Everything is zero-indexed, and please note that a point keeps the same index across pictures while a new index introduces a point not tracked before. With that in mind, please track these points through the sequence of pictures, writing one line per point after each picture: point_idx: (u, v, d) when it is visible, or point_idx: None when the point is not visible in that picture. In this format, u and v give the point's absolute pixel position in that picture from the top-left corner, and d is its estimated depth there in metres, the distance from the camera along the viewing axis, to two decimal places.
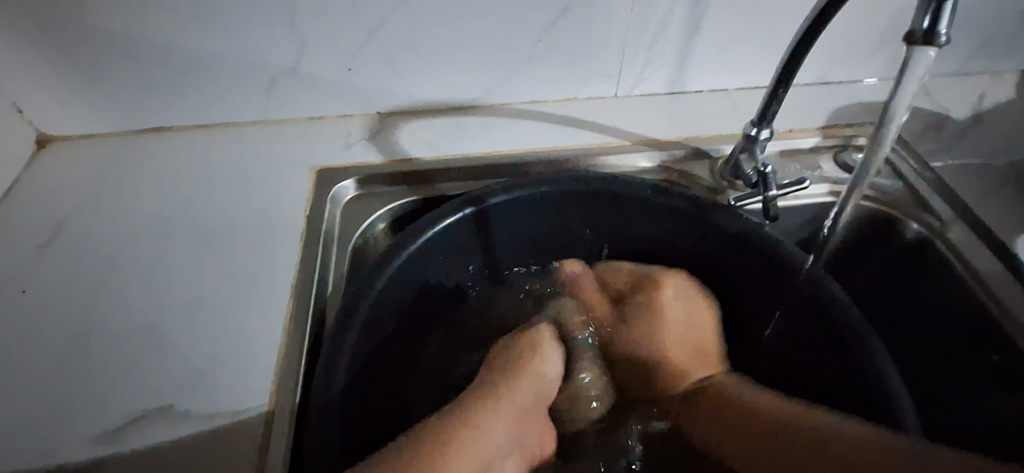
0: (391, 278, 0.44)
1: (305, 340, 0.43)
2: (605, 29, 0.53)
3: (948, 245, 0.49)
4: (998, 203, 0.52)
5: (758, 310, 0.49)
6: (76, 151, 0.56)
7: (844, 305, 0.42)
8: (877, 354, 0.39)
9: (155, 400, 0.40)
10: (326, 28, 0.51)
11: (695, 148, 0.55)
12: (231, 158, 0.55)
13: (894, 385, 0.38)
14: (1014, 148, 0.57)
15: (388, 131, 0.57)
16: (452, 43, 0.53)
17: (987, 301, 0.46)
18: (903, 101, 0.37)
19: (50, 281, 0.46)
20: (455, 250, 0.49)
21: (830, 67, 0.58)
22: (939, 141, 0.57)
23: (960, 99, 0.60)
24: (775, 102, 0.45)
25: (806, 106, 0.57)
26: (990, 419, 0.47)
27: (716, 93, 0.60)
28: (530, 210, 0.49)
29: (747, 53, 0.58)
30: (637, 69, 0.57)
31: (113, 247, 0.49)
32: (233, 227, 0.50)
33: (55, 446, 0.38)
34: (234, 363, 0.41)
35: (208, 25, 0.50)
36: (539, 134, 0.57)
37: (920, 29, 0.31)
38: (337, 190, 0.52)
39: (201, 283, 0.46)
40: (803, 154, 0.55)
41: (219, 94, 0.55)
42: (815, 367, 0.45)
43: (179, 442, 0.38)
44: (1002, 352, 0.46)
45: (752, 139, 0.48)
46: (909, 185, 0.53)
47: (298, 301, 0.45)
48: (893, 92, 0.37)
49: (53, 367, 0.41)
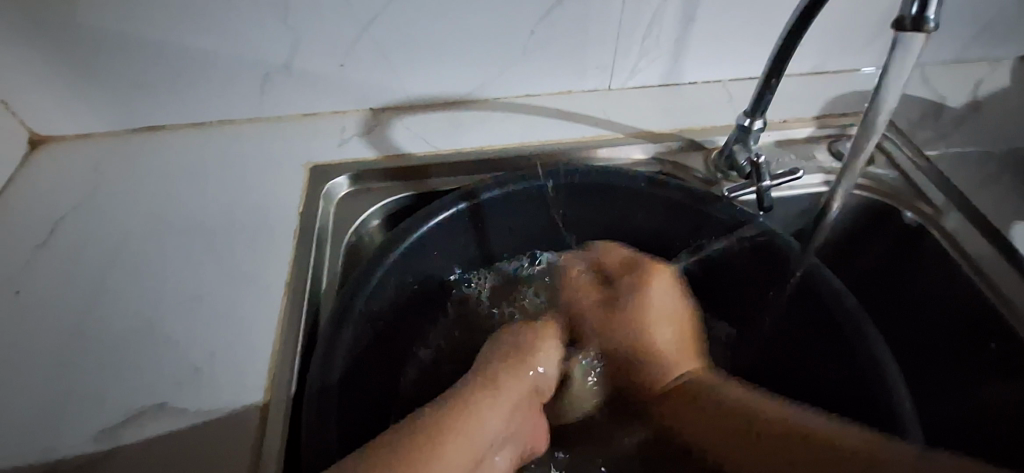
0: (388, 271, 0.44)
1: (299, 336, 0.43)
2: (597, 22, 0.53)
3: (944, 232, 0.49)
4: (996, 192, 0.52)
5: (756, 296, 0.48)
6: (70, 150, 0.56)
7: (840, 293, 0.42)
8: (875, 344, 0.39)
9: (151, 399, 0.40)
10: (320, 25, 0.51)
11: (690, 139, 0.55)
12: (226, 155, 0.55)
13: (895, 383, 0.38)
14: (1014, 135, 0.56)
15: (382, 126, 0.57)
16: (446, 38, 0.53)
17: (983, 288, 0.46)
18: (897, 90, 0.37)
19: (45, 283, 0.46)
20: (450, 243, 0.49)
21: (825, 56, 0.58)
22: (936, 129, 0.56)
23: (955, 87, 0.60)
24: (769, 92, 0.44)
25: (801, 97, 0.57)
26: (988, 406, 0.46)
27: (710, 84, 0.60)
28: (525, 204, 0.49)
29: (741, 44, 0.57)
30: (630, 61, 0.57)
31: (107, 247, 0.49)
32: (229, 224, 0.50)
33: (54, 444, 0.38)
34: (230, 361, 0.41)
35: (196, 19, 0.49)
36: (532, 127, 0.56)
37: (910, 14, 0.31)
38: (333, 187, 0.52)
39: (196, 281, 0.46)
40: (799, 145, 0.55)
41: (210, 90, 0.55)
42: (812, 353, 0.44)
43: (175, 439, 0.38)
44: (998, 337, 0.45)
45: (746, 130, 0.48)
46: (904, 174, 0.53)
47: (294, 299, 0.45)
48: (879, 91, 0.37)
49: (50, 366, 0.42)
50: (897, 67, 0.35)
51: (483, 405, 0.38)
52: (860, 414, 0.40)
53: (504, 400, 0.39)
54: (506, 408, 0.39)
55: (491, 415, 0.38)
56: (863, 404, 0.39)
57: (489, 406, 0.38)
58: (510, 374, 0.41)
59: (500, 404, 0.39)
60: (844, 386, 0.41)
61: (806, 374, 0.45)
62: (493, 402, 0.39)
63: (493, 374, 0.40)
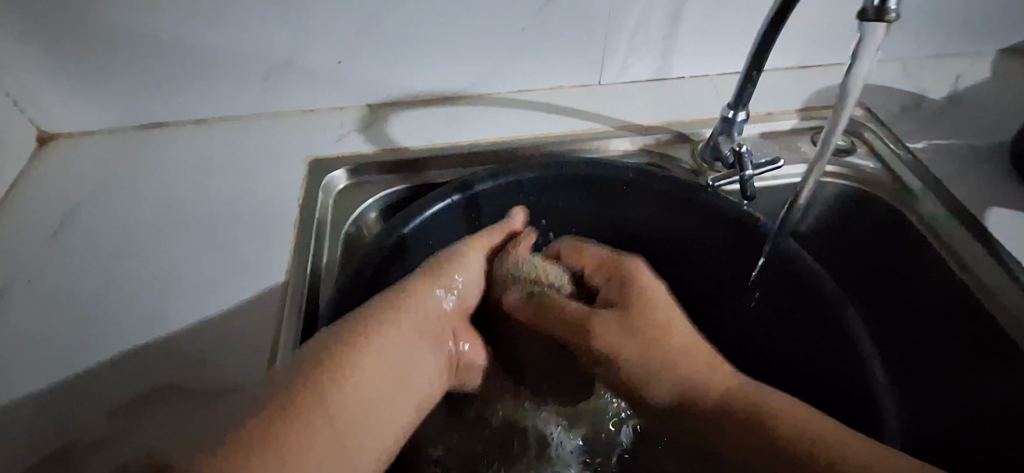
0: (385, 260, 0.46)
1: (300, 323, 0.44)
2: (587, 20, 0.55)
3: (922, 220, 0.51)
4: (976, 180, 0.53)
5: (738, 279, 0.49)
6: (77, 146, 0.58)
7: (818, 275, 0.43)
8: (853, 326, 0.41)
9: (159, 380, 0.41)
10: (319, 23, 0.53)
11: (677, 132, 0.57)
12: (228, 150, 0.57)
13: (871, 360, 0.40)
14: (994, 125, 0.58)
15: (379, 121, 0.59)
16: (441, 35, 0.55)
17: (962, 274, 0.47)
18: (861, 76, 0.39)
19: (57, 273, 0.48)
20: (445, 232, 0.50)
21: (810, 51, 0.60)
22: (917, 120, 0.58)
23: (936, 80, 0.61)
24: (750, 85, 0.46)
25: (786, 90, 0.59)
26: (975, 394, 0.47)
27: (699, 79, 0.62)
28: (516, 195, 0.51)
29: (727, 41, 0.59)
30: (620, 57, 0.59)
31: (115, 239, 0.50)
32: (232, 217, 0.52)
33: (66, 425, 0.39)
34: (234, 346, 0.43)
35: (201, 18, 0.51)
36: (525, 121, 0.58)
37: (872, 6, 0.33)
38: (331, 180, 0.54)
39: (201, 270, 0.48)
40: (784, 136, 0.56)
41: (212, 87, 0.56)
42: (795, 328, 0.46)
43: (183, 419, 0.39)
44: (976, 321, 0.47)
45: (729, 121, 0.50)
46: (885, 163, 0.55)
47: (295, 287, 0.46)
48: (846, 81, 0.40)
49: (62, 351, 0.43)
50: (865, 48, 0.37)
51: (391, 324, 0.38)
52: (842, 386, 0.42)
53: (412, 316, 0.39)
54: (408, 331, 0.39)
55: (399, 336, 0.38)
56: (842, 377, 0.42)
57: (400, 324, 0.38)
58: (428, 290, 0.41)
59: (402, 327, 0.38)
60: (824, 360, 0.44)
61: (790, 345, 0.47)
62: (402, 317, 0.39)
63: (387, 306, 0.39)
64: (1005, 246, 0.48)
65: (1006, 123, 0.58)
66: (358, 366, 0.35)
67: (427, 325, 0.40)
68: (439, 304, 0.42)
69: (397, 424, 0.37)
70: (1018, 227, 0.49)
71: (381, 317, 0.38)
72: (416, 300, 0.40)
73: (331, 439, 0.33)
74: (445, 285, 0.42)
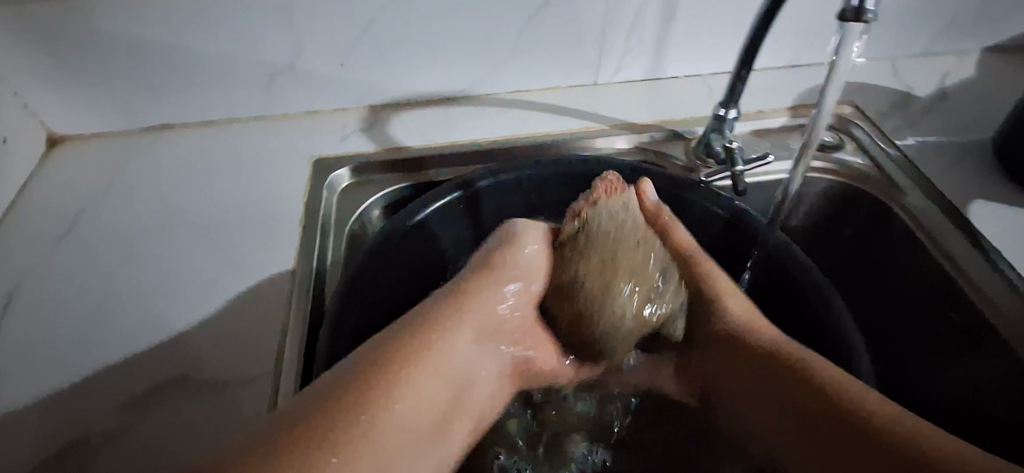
0: (389, 255, 0.47)
1: (306, 318, 0.46)
2: (583, 22, 0.57)
3: (908, 212, 0.52)
4: (960, 174, 0.55)
5: (736, 267, 0.51)
6: (85, 149, 0.59)
7: (808, 267, 0.45)
8: (840, 317, 0.42)
9: (170, 373, 0.43)
10: (323, 27, 0.54)
11: (671, 130, 0.58)
12: (234, 151, 0.58)
13: (857, 350, 0.41)
14: (978, 121, 0.59)
15: (381, 122, 0.60)
16: (441, 38, 0.56)
17: (945, 264, 0.49)
18: (841, 71, 0.41)
19: (69, 271, 0.50)
20: (446, 229, 0.52)
21: (800, 50, 0.61)
22: (904, 117, 0.60)
23: (923, 78, 0.63)
24: (740, 83, 0.48)
25: (777, 89, 0.61)
26: (964, 383, 0.48)
27: (692, 79, 0.63)
28: (516, 193, 0.52)
29: (718, 42, 0.61)
30: (615, 58, 0.60)
31: (125, 238, 0.52)
32: (240, 216, 0.53)
33: (83, 416, 0.41)
34: (243, 339, 0.44)
35: (207, 22, 0.52)
36: (523, 121, 0.60)
37: (850, 7, 0.35)
38: (335, 179, 0.56)
39: (210, 268, 0.49)
40: (774, 134, 0.58)
41: (219, 90, 0.58)
42: (793, 316, 0.47)
43: (196, 411, 0.41)
44: (960, 309, 0.48)
45: (720, 119, 0.52)
46: (874, 159, 0.56)
47: (301, 283, 0.48)
48: (828, 77, 0.41)
49: (76, 346, 0.45)
50: (844, 46, 0.39)
51: (451, 334, 0.39)
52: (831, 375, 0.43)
53: (475, 324, 0.40)
54: (469, 337, 0.40)
55: (459, 347, 0.39)
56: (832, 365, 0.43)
57: (457, 338, 0.39)
58: (490, 300, 0.42)
59: (464, 330, 0.40)
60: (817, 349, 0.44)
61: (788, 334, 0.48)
62: (465, 326, 0.40)
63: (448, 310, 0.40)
64: (986, 237, 0.49)
65: (989, 119, 0.59)
66: (421, 364, 0.36)
67: (493, 328, 0.42)
68: (504, 305, 0.42)
69: (452, 451, 0.38)
70: (999, 219, 0.51)
71: (444, 325, 0.39)
72: (478, 303, 0.41)
73: (376, 448, 0.32)
74: (506, 288, 0.43)
